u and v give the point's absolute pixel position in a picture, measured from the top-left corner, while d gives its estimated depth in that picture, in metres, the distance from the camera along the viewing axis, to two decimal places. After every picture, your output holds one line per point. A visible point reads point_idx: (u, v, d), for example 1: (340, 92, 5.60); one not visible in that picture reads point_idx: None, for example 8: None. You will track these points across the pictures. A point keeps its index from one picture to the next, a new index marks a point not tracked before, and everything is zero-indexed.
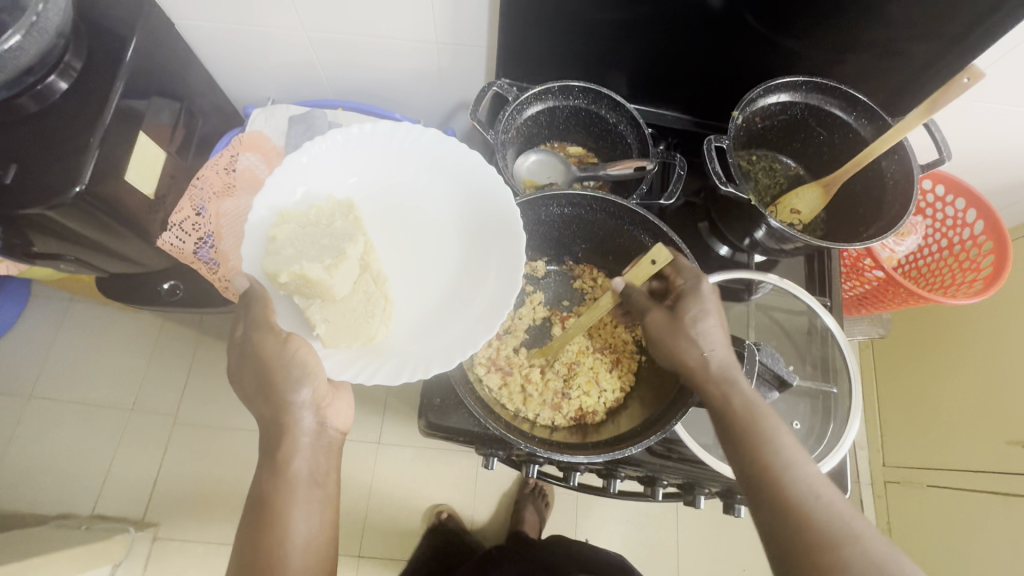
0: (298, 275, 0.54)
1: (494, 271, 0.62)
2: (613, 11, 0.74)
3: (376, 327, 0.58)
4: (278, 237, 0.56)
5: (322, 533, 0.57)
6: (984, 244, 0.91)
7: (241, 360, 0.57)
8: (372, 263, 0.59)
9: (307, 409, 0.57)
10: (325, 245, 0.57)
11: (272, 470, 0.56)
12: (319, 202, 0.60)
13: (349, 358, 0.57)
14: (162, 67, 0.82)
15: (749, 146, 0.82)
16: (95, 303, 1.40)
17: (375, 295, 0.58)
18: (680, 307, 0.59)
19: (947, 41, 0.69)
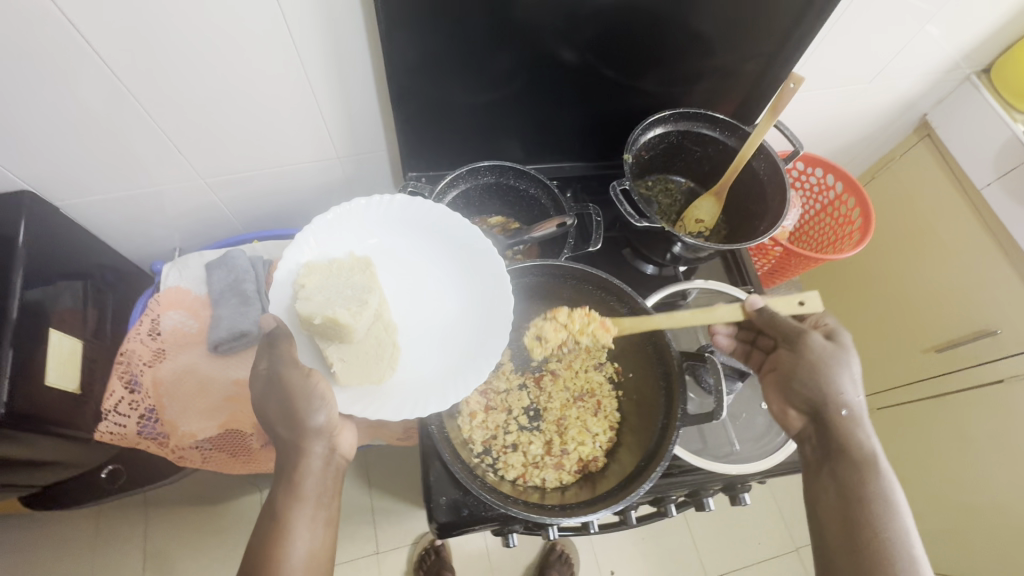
0: (329, 318, 0.60)
1: (495, 312, 0.68)
2: (494, 95, 0.81)
3: (384, 369, 0.64)
4: (306, 285, 0.63)
5: (322, 553, 0.59)
6: (848, 200, 1.06)
7: (265, 390, 0.59)
8: (385, 313, 0.66)
9: (320, 437, 0.59)
10: (349, 295, 0.63)
11: (286, 487, 0.58)
12: (341, 257, 0.67)
13: (357, 396, 0.62)
14: (58, 253, 0.79)
15: (643, 175, 0.92)
16: (9, 517, 1.22)
17: (385, 340, 0.64)
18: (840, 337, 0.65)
19: (765, 57, 0.84)
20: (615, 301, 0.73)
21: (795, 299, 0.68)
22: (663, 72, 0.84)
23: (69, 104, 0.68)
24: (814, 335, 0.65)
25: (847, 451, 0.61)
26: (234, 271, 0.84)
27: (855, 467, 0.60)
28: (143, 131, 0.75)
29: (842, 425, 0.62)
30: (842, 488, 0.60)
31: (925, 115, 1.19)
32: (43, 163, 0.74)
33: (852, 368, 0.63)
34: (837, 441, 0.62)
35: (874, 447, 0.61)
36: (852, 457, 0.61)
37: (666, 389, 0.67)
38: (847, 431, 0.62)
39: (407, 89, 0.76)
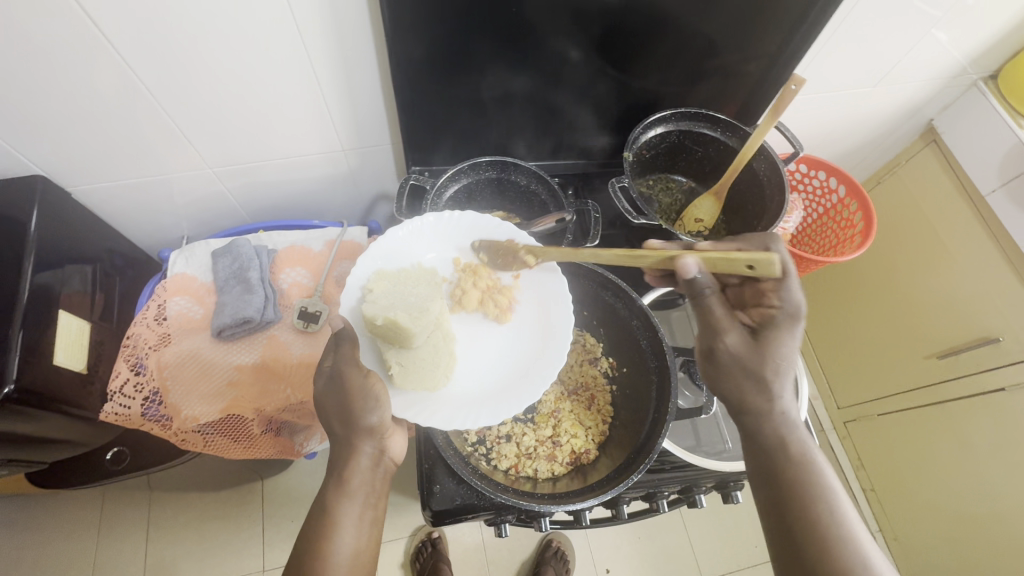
0: (390, 320, 0.60)
1: (549, 331, 0.70)
2: (498, 92, 0.82)
3: (438, 378, 0.65)
4: (375, 290, 0.65)
5: (365, 552, 0.57)
6: (850, 203, 1.06)
7: (326, 390, 0.61)
8: (444, 322, 0.67)
9: (372, 438, 0.59)
10: (411, 301, 0.65)
11: (335, 484, 0.58)
12: (409, 267, 0.70)
13: (410, 401, 0.63)
14: (69, 237, 0.81)
15: (643, 174, 0.93)
16: (17, 497, 1.25)
17: (442, 347, 0.66)
18: (765, 335, 0.58)
19: (768, 58, 0.84)
20: (611, 297, 0.74)
21: (742, 264, 0.56)
22: (665, 71, 0.84)
23: (83, 92, 0.70)
24: (730, 336, 0.59)
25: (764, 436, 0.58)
26: (239, 259, 0.86)
27: (773, 454, 0.57)
28: (153, 121, 0.76)
29: (762, 414, 0.58)
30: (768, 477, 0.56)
31: (930, 120, 1.19)
32: (57, 148, 0.76)
33: (765, 371, 0.58)
34: (750, 431, 0.59)
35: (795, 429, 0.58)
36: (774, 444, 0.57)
37: (657, 382, 0.68)
38: (755, 421, 0.58)
39: (412, 84, 0.77)
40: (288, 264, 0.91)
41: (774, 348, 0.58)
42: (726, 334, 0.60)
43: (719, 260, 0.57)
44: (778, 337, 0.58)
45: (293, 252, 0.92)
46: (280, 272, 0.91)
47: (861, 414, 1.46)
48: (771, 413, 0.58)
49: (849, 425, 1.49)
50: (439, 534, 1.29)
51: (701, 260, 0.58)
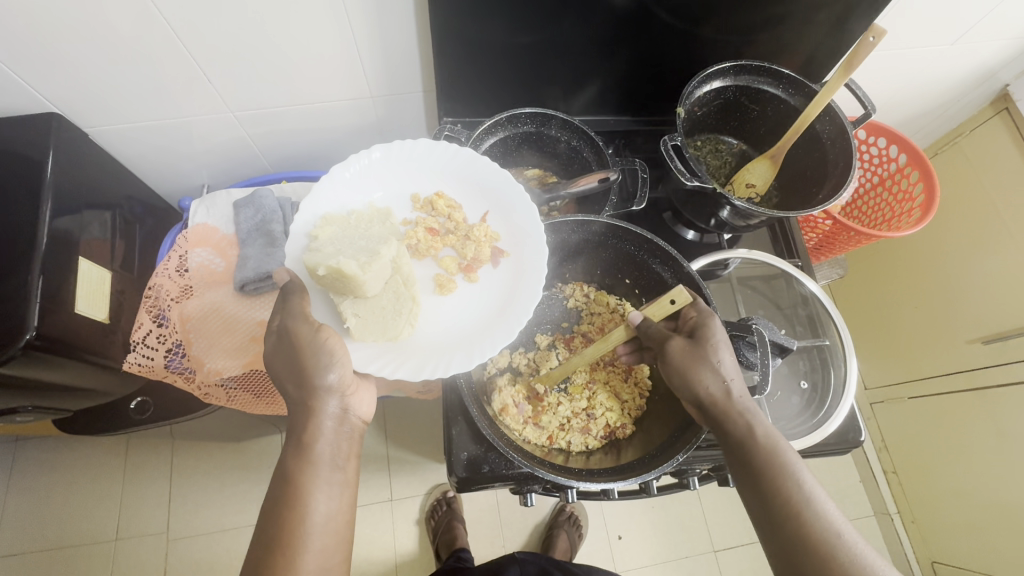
0: (334, 269, 0.57)
1: (518, 268, 0.66)
2: (541, 37, 0.75)
3: (401, 326, 0.61)
4: (319, 238, 0.62)
5: (341, 517, 0.56)
6: (911, 174, 0.98)
7: (278, 348, 0.58)
8: (402, 266, 0.63)
9: (334, 395, 0.57)
10: (360, 247, 0.61)
11: (297, 448, 0.55)
12: (359, 208, 0.66)
13: (373, 353, 0.60)
14: (86, 181, 0.78)
15: (692, 134, 0.86)
16: (46, 437, 1.28)
17: (403, 294, 0.62)
18: (702, 335, 0.60)
19: (844, 7, 0.76)
20: (657, 263, 0.69)
21: (665, 299, 0.63)
22: (727, 17, 0.76)
23: (96, 25, 0.64)
24: (671, 340, 0.61)
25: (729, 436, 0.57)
26: (262, 211, 0.83)
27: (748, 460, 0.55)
28: (171, 59, 0.71)
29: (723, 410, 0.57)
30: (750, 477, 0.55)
31: (1005, 86, 1.09)
32: (70, 86, 0.72)
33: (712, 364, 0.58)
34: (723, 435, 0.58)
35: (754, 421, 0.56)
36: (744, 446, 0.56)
37: None
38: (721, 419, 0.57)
39: (449, 24, 0.70)
40: None
41: (710, 347, 0.59)
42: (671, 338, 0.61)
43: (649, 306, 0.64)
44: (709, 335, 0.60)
45: None
46: None
47: (889, 397, 1.41)
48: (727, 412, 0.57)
49: (877, 406, 1.45)
50: (455, 494, 1.30)
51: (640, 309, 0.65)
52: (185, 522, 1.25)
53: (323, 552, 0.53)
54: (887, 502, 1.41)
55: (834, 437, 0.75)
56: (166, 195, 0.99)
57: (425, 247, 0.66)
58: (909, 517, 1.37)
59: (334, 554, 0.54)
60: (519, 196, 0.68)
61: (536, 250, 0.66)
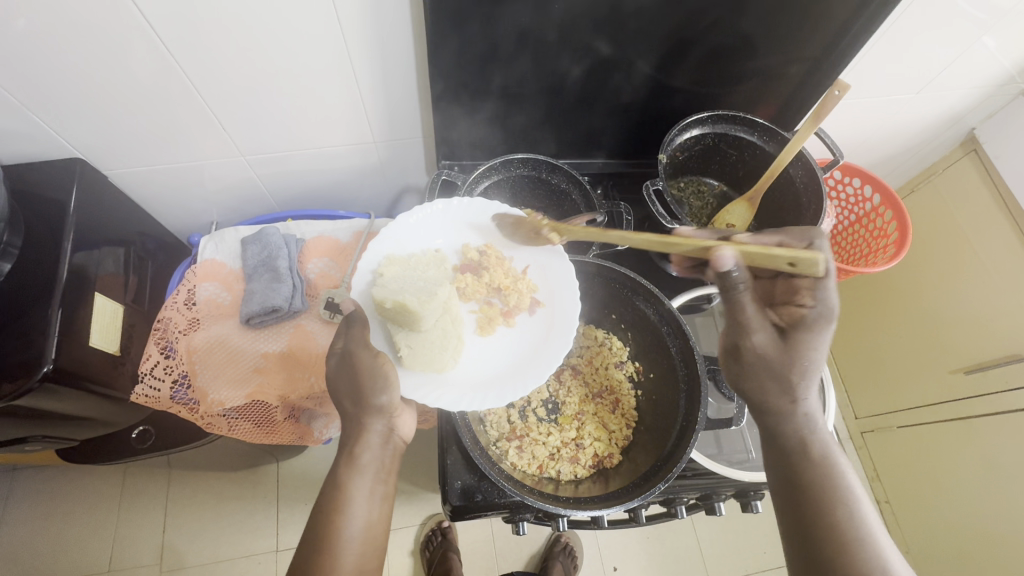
0: (399, 303, 0.62)
1: (552, 320, 0.71)
2: (532, 87, 0.81)
3: (447, 359, 0.66)
4: (385, 275, 0.67)
5: (379, 526, 0.58)
6: (885, 213, 1.04)
7: (340, 369, 0.61)
8: (452, 307, 0.69)
9: (382, 416, 0.59)
10: (421, 286, 0.67)
11: (347, 459, 0.58)
12: (419, 253, 0.71)
13: (419, 380, 0.64)
14: (104, 219, 0.83)
15: (676, 176, 0.92)
16: (44, 467, 1.29)
17: (450, 332, 0.67)
18: (794, 336, 0.55)
19: (812, 61, 0.82)
20: (642, 300, 0.73)
21: (782, 261, 0.52)
22: (705, 70, 0.82)
23: (119, 74, 0.70)
24: (757, 334, 0.56)
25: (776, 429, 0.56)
26: (268, 248, 0.87)
27: (796, 453, 0.55)
28: (189, 106, 0.77)
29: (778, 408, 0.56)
30: (786, 469, 0.55)
31: (972, 129, 1.16)
32: (95, 132, 0.77)
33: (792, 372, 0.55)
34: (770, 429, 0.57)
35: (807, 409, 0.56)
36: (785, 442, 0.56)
37: (686, 389, 0.68)
38: (779, 422, 0.56)
39: (448, 78, 0.76)
40: (316, 254, 0.92)
41: (800, 350, 0.55)
42: (755, 334, 0.56)
43: (756, 255, 0.54)
44: (810, 341, 0.55)
45: (321, 242, 0.93)
46: (307, 261, 0.92)
47: (878, 425, 1.44)
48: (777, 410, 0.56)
49: (867, 435, 1.47)
50: (449, 525, 1.31)
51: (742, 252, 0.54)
52: (180, 552, 1.25)
53: (363, 556, 0.56)
54: None
55: None
56: (176, 232, 1.04)
57: (471, 292, 0.72)
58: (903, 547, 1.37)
59: (371, 559, 0.56)
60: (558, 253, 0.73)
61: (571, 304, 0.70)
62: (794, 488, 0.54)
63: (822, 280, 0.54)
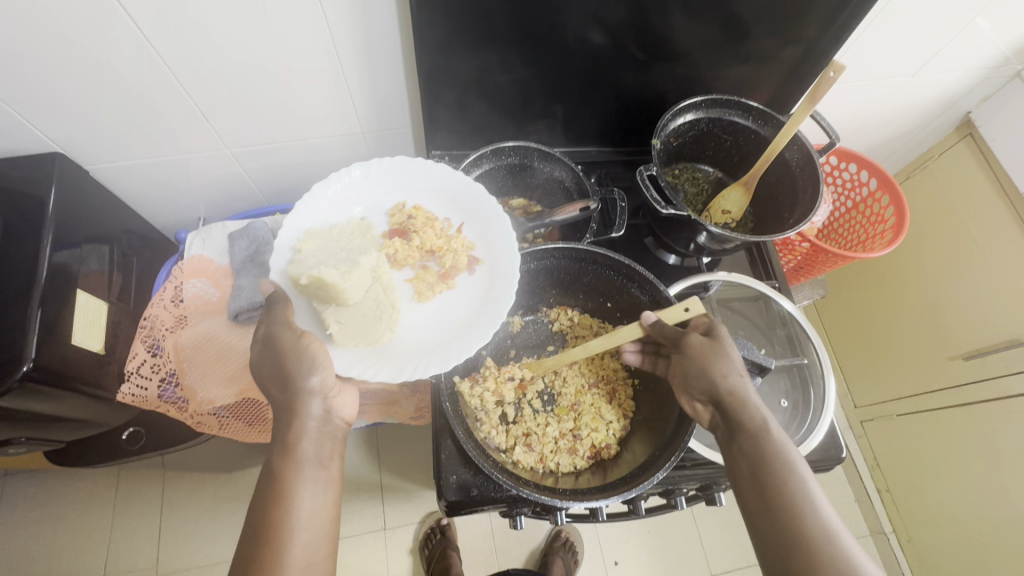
0: (316, 278, 0.59)
1: (492, 277, 0.69)
2: (522, 73, 0.79)
3: (382, 331, 0.63)
4: (303, 250, 0.64)
5: (325, 514, 0.57)
6: (882, 197, 1.03)
7: (263, 355, 0.59)
8: (382, 274, 0.66)
9: (316, 396, 0.58)
10: (342, 257, 0.64)
11: (281, 448, 0.56)
12: (341, 223, 0.69)
13: (355, 357, 0.62)
14: (86, 215, 0.81)
15: (670, 163, 0.91)
16: (36, 471, 1.27)
17: (383, 301, 0.64)
18: (716, 332, 0.64)
19: (805, 43, 0.81)
20: (635, 286, 0.72)
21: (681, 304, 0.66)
22: (698, 54, 0.81)
23: (100, 69, 0.68)
24: (690, 338, 0.64)
25: (743, 430, 0.59)
26: (257, 242, 0.86)
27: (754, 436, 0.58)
28: (172, 100, 0.75)
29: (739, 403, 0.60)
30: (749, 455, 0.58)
31: (968, 113, 1.15)
32: (71, 126, 0.75)
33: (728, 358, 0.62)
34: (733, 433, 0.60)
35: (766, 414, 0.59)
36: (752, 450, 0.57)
37: None
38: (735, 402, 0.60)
39: (434, 66, 0.74)
40: None
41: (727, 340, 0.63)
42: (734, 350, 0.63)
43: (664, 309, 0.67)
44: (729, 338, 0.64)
45: None
46: None
47: (877, 414, 1.43)
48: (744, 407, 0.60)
49: (866, 423, 1.46)
50: (448, 521, 1.29)
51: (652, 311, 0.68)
52: (176, 555, 1.24)
53: (308, 548, 0.54)
54: (882, 521, 1.41)
55: (816, 454, 0.76)
56: (163, 229, 1.02)
57: (402, 257, 0.69)
58: (905, 535, 1.37)
59: (318, 548, 0.55)
60: (491, 208, 0.72)
61: (509, 261, 0.69)
62: (764, 493, 0.55)
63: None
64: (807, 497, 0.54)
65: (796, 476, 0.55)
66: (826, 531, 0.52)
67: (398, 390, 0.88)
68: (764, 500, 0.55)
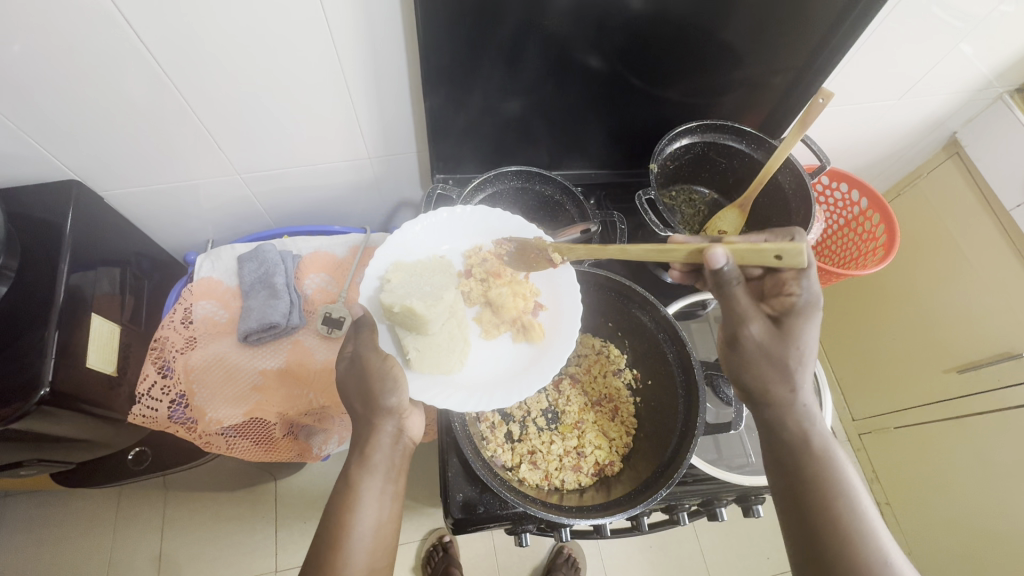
0: (407, 307, 0.63)
1: (554, 324, 0.72)
2: (525, 100, 0.82)
3: (454, 361, 0.66)
4: (392, 280, 0.68)
5: (389, 525, 0.58)
6: (873, 216, 1.05)
7: (349, 371, 0.61)
8: (458, 310, 0.70)
9: (392, 416, 0.59)
10: (427, 291, 0.68)
11: (358, 460, 0.58)
12: (425, 259, 0.72)
13: (427, 383, 0.65)
14: (101, 239, 0.83)
15: (667, 185, 0.94)
16: (38, 492, 1.27)
17: (458, 335, 0.68)
18: (788, 324, 0.56)
19: (796, 71, 0.84)
20: (639, 308, 0.74)
21: (770, 253, 0.51)
22: (692, 81, 0.84)
23: (117, 98, 0.71)
24: (753, 326, 0.57)
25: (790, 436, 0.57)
26: (265, 264, 0.87)
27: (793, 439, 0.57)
28: (188, 128, 0.78)
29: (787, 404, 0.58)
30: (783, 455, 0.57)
31: (953, 133, 1.19)
32: (89, 153, 0.78)
33: (789, 362, 0.56)
34: (781, 437, 0.57)
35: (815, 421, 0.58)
36: (805, 460, 0.56)
37: (685, 394, 0.69)
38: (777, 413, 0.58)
39: (441, 94, 0.78)
40: (312, 270, 0.92)
41: (797, 337, 0.56)
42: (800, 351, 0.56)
43: (748, 252, 0.53)
44: (802, 327, 0.56)
45: (318, 258, 0.94)
46: (304, 277, 0.92)
47: (876, 427, 1.44)
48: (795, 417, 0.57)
49: (865, 436, 1.48)
50: (451, 539, 1.29)
51: (727, 254, 0.54)
52: None
53: (372, 554, 0.56)
54: None
55: None
56: (171, 251, 1.04)
57: (476, 296, 0.73)
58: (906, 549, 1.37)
59: (381, 557, 0.57)
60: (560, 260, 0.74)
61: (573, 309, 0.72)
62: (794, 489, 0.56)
63: (804, 269, 0.55)
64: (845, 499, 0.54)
65: (848, 484, 0.54)
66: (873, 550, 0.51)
67: None
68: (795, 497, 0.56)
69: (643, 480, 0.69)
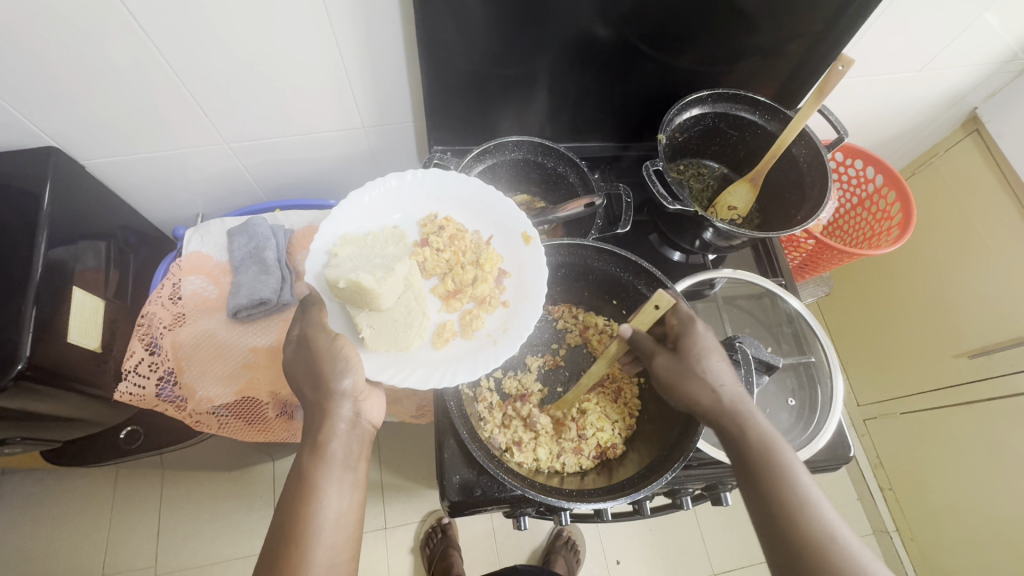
0: (353, 282, 0.59)
1: (520, 288, 0.68)
2: (526, 66, 0.78)
3: (412, 337, 0.62)
4: (339, 254, 0.64)
5: (352, 516, 0.56)
6: (888, 194, 1.01)
7: (296, 355, 0.59)
8: (414, 282, 0.66)
9: (348, 399, 0.57)
10: (377, 265, 0.64)
11: (311, 451, 0.56)
12: (375, 230, 0.68)
13: (384, 362, 0.61)
14: (83, 212, 0.80)
15: (675, 159, 0.90)
16: (33, 471, 1.26)
17: (415, 308, 0.64)
18: (683, 348, 0.61)
19: (814, 37, 0.80)
20: (642, 284, 0.71)
21: (649, 305, 0.59)
22: (703, 48, 0.80)
23: (93, 60, 0.67)
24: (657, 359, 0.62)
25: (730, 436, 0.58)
26: (255, 238, 0.84)
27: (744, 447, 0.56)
28: (168, 93, 0.74)
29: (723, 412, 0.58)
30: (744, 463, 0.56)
31: (974, 109, 1.14)
32: (65, 120, 0.74)
33: (704, 371, 0.60)
34: (728, 429, 0.58)
35: (759, 427, 0.57)
36: (760, 446, 0.56)
37: None
38: (716, 419, 0.59)
39: (437, 59, 0.73)
40: (304, 246, 0.88)
41: (694, 358, 0.60)
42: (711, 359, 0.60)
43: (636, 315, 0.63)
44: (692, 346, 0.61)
45: (309, 232, 0.90)
46: (296, 253, 0.88)
47: (882, 412, 1.41)
48: (733, 411, 0.58)
49: (869, 422, 1.45)
50: (449, 521, 1.28)
51: (628, 323, 0.64)
52: (173, 554, 1.23)
53: (334, 547, 0.54)
54: (885, 519, 1.40)
55: (825, 454, 0.75)
56: (160, 225, 1.01)
57: (432, 266, 0.69)
58: (908, 534, 1.36)
59: (343, 548, 0.55)
60: (518, 219, 0.71)
61: (538, 273, 0.68)
62: (760, 498, 0.55)
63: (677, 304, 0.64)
64: (803, 500, 0.53)
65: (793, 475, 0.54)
66: (820, 529, 0.51)
67: (400, 391, 0.86)
68: (759, 504, 0.55)
69: (639, 467, 0.67)
